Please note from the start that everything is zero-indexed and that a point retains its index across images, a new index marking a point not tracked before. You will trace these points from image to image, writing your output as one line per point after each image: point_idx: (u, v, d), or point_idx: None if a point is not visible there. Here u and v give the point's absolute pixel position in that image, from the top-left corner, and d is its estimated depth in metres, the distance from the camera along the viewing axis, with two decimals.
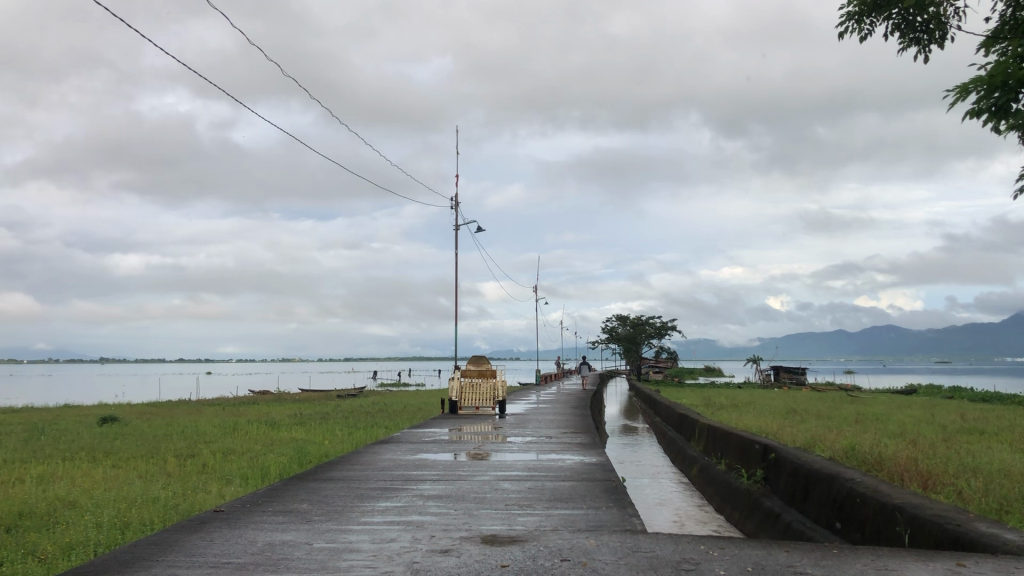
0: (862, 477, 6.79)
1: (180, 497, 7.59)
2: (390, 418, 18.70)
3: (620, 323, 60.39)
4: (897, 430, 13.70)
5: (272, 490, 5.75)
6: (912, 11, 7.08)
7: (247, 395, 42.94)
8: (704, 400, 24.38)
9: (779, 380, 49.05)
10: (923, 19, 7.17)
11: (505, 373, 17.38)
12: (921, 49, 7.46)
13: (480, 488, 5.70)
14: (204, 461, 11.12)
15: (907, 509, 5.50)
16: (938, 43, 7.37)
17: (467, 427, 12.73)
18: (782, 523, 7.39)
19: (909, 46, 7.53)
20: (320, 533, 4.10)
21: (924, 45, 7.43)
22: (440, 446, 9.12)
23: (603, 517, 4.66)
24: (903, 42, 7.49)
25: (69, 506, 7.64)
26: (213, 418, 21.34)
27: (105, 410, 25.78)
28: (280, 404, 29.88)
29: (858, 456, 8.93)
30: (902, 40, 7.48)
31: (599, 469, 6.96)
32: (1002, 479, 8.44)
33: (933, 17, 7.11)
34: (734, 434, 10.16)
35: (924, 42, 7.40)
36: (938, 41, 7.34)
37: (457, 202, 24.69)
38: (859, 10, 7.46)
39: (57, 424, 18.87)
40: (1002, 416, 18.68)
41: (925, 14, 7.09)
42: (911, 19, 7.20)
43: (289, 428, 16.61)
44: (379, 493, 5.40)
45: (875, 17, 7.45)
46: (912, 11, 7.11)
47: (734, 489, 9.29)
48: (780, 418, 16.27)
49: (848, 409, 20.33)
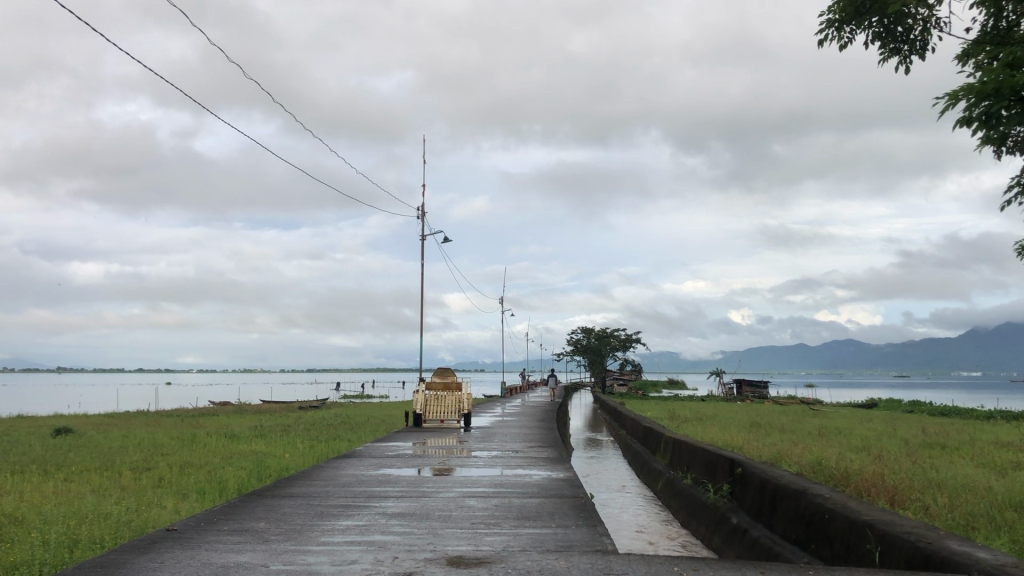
0: (831, 492, 6.71)
1: (134, 512, 7.34)
2: (353, 431, 18.40)
3: (585, 336, 60.33)
4: (860, 444, 13.73)
5: (228, 507, 5.54)
6: (893, 19, 7.06)
7: (207, 406, 42.27)
8: (669, 413, 24.39)
9: (742, 393, 49.27)
10: (904, 28, 7.15)
11: (470, 385, 17.22)
12: (901, 59, 7.44)
13: (445, 506, 5.52)
14: (160, 474, 10.85)
15: (877, 525, 5.42)
16: (918, 53, 7.36)
17: (431, 441, 12.55)
18: (749, 539, 7.31)
19: (890, 56, 7.51)
20: (277, 555, 3.91)
21: (905, 56, 7.41)
22: (404, 460, 8.93)
23: (572, 537, 4.53)
24: (884, 51, 7.46)
25: (17, 522, 7.37)
26: (170, 430, 20.90)
27: (60, 421, 25.16)
28: (240, 415, 29.42)
29: (825, 471, 8.88)
30: (882, 50, 7.46)
31: (566, 485, 6.82)
32: (968, 494, 8.43)
33: (914, 25, 7.10)
34: (700, 448, 10.07)
35: (905, 52, 7.38)
36: (918, 51, 7.32)
37: (422, 211, 24.47)
38: (839, 18, 7.43)
39: (8, 435, 18.39)
40: (962, 430, 18.82)
41: (906, 22, 7.07)
42: (892, 28, 7.18)
43: (249, 441, 16.26)
44: (340, 511, 5.23)
45: (855, 25, 7.43)
46: (892, 19, 7.08)
47: (701, 503, 9.18)
48: (746, 431, 16.25)
49: (811, 423, 20.40)
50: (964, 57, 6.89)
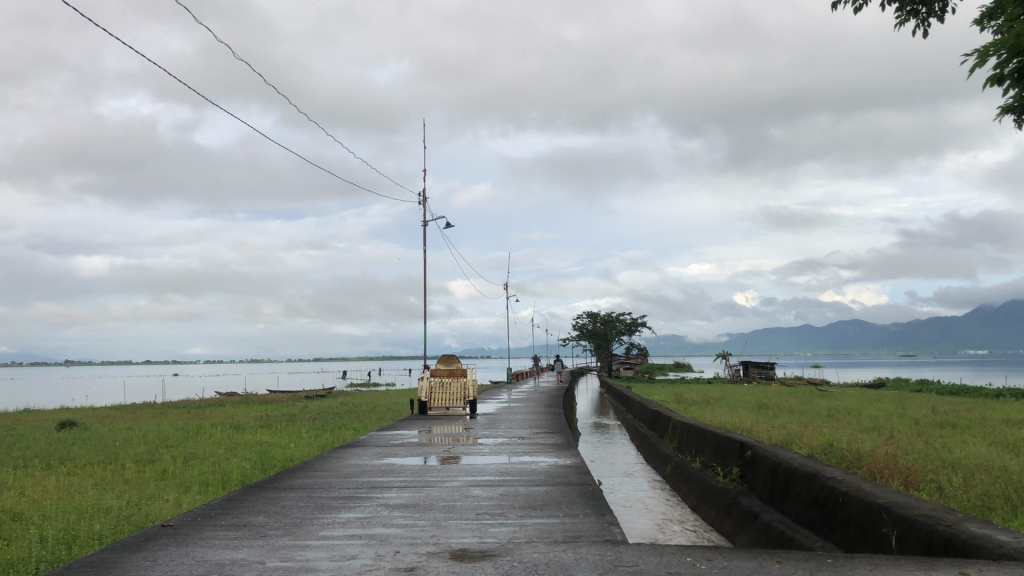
0: (844, 474, 6.56)
1: (134, 506, 7.23)
2: (358, 419, 18.26)
3: (590, 320, 60.12)
4: (870, 425, 13.56)
5: (227, 501, 5.41)
6: None
7: (214, 398, 42.18)
8: (676, 396, 24.26)
9: (749, 375, 49.05)
10: None
11: (475, 372, 17.09)
12: (919, 22, 7.24)
13: (449, 496, 5.38)
14: (163, 466, 10.74)
15: (893, 508, 5.27)
16: (937, 16, 7.16)
17: (437, 428, 12.44)
18: (761, 523, 7.18)
19: (907, 19, 7.31)
20: (274, 551, 3.77)
21: (923, 18, 7.21)
22: (407, 448, 8.80)
23: (580, 527, 4.39)
24: (901, 15, 7.26)
25: (16, 518, 7.25)
26: (175, 421, 20.79)
27: (66, 415, 25.09)
28: (245, 406, 29.35)
29: (837, 453, 8.71)
30: (900, 12, 7.25)
31: (574, 472, 6.66)
32: (984, 474, 8.26)
33: None
34: (710, 430, 9.91)
35: (923, 15, 7.19)
36: (937, 13, 7.13)
37: (423, 197, 24.36)
38: None
39: (13, 429, 18.30)
40: (971, 409, 18.60)
41: None
42: None
43: (254, 431, 16.11)
44: (342, 503, 5.09)
45: None
46: None
47: (711, 487, 9.05)
48: (755, 413, 16.08)
49: (820, 403, 20.20)
50: (984, 18, 6.70)
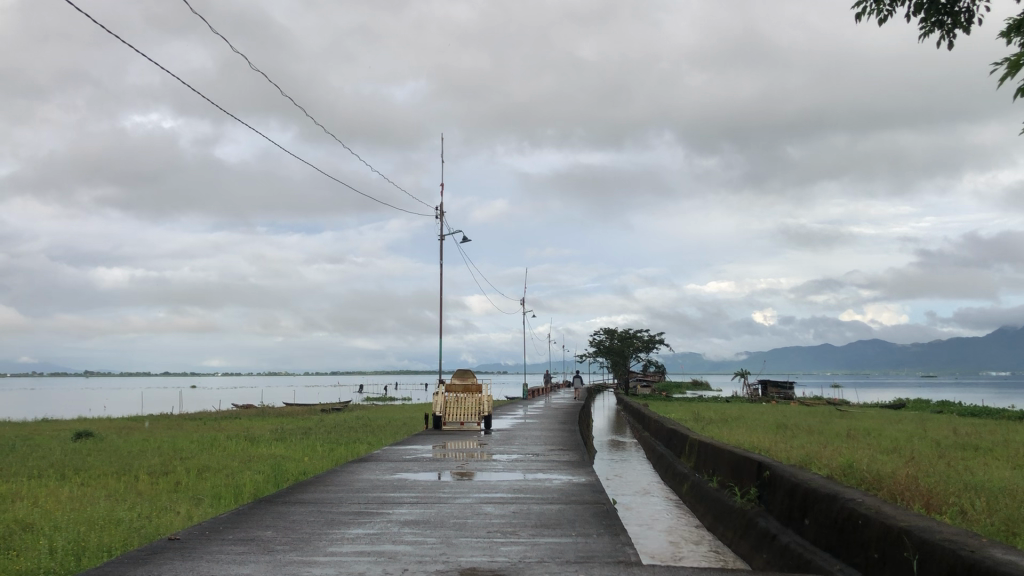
0: (864, 496, 6.43)
1: (145, 518, 7.20)
2: (373, 434, 18.20)
3: (608, 337, 59.92)
4: (890, 446, 13.39)
5: (236, 515, 5.36)
6: None
7: (231, 410, 42.38)
8: (694, 415, 24.12)
9: (767, 394, 48.68)
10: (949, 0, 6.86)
11: (490, 388, 17.03)
12: (944, 33, 7.12)
13: (460, 513, 5.30)
14: (176, 478, 10.73)
15: (915, 532, 5.15)
16: (963, 26, 7.04)
17: (452, 443, 12.42)
18: (778, 545, 7.06)
19: (931, 31, 7.19)
20: (281, 567, 3.71)
21: (948, 29, 7.10)
22: (421, 464, 8.75)
23: (593, 547, 4.29)
24: (925, 26, 7.14)
25: (28, 528, 7.24)
26: (190, 433, 20.83)
27: (83, 425, 25.20)
28: (261, 418, 29.37)
29: (857, 474, 8.57)
30: (924, 23, 7.13)
31: (587, 490, 6.58)
32: (1006, 498, 8.11)
33: None
34: (727, 450, 9.80)
35: (948, 26, 7.07)
36: (962, 25, 7.02)
37: (440, 212, 24.41)
38: None
39: (29, 439, 18.35)
40: (993, 431, 18.29)
41: None
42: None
43: (268, 444, 16.08)
44: (351, 518, 5.03)
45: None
46: None
47: (727, 508, 8.92)
48: (773, 433, 15.91)
49: (840, 424, 19.96)
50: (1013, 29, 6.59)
